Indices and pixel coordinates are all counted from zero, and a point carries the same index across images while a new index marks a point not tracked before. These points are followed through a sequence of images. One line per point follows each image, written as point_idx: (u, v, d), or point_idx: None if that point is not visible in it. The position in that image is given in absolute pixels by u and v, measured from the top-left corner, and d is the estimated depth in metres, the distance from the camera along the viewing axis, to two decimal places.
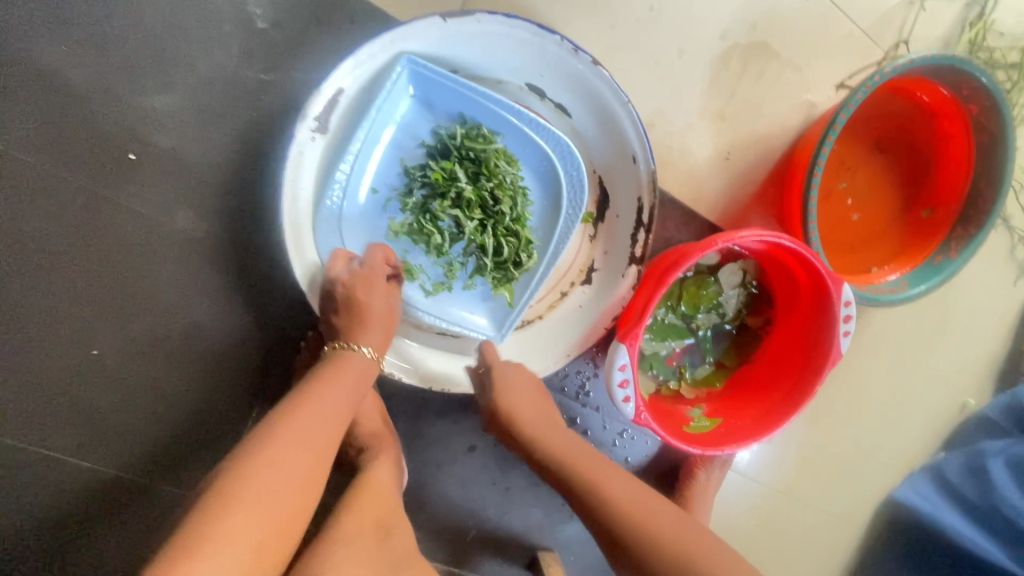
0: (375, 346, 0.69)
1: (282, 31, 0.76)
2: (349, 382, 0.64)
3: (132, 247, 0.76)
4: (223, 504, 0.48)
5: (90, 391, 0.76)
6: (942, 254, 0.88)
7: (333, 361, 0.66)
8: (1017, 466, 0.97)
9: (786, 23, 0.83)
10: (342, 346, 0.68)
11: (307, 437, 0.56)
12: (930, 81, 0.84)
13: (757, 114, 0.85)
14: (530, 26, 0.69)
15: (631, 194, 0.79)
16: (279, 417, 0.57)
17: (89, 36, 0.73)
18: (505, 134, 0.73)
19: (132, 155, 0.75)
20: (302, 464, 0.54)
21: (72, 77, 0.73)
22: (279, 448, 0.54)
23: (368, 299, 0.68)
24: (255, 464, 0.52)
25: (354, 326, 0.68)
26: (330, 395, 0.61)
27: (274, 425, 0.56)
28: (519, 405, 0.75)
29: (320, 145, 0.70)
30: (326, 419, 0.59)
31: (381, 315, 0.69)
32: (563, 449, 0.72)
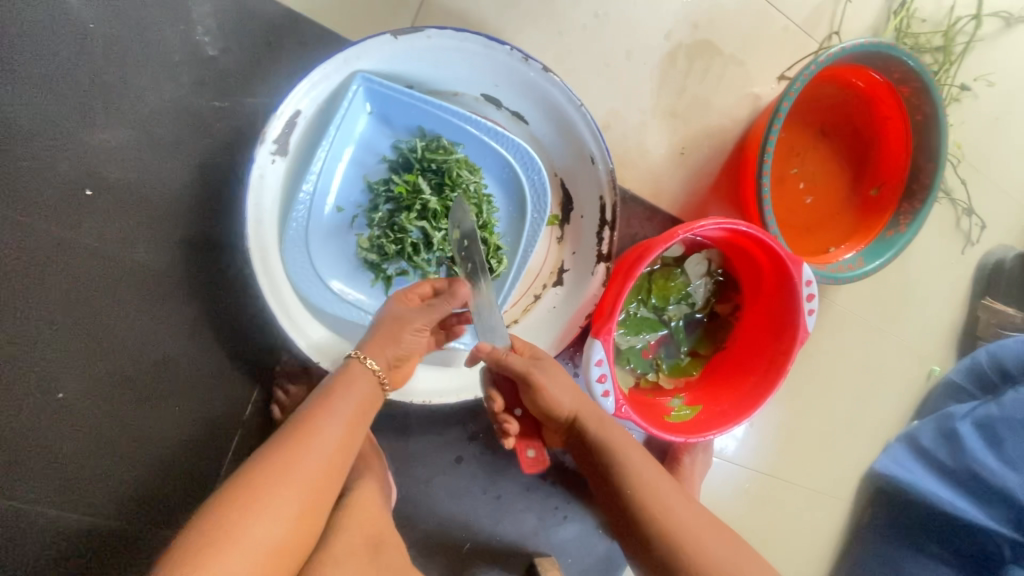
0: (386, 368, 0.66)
1: (234, 57, 0.76)
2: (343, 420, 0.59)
3: (95, 285, 0.75)
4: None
5: (57, 439, 0.73)
6: (892, 228, 0.93)
7: (343, 377, 0.63)
8: (983, 427, 1.05)
9: (726, 21, 0.87)
10: (356, 356, 0.65)
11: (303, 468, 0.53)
12: (866, 68, 0.89)
13: (707, 109, 0.88)
14: (480, 38, 0.71)
15: (593, 192, 0.81)
16: (258, 468, 0.52)
17: (29, 72, 0.71)
18: (465, 144, 0.76)
19: (88, 191, 0.74)
20: (297, 502, 0.52)
21: (18, 116, 0.72)
22: (258, 510, 0.49)
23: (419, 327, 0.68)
24: (232, 523, 0.48)
25: (384, 338, 0.66)
26: (320, 439, 0.56)
27: (253, 478, 0.51)
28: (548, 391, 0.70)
29: (281, 167, 0.69)
30: (315, 467, 0.54)
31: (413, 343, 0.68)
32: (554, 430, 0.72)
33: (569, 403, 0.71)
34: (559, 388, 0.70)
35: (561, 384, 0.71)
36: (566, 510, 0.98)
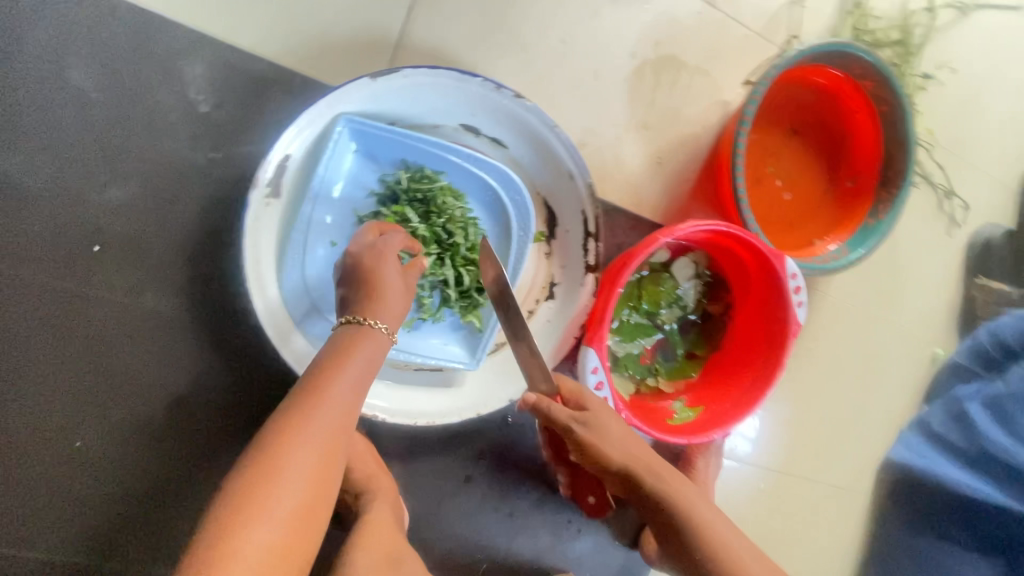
0: (389, 321, 0.67)
1: (225, 111, 0.79)
2: (346, 388, 0.61)
3: (105, 335, 0.78)
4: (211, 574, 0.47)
5: (82, 488, 0.76)
6: (872, 217, 0.95)
7: (347, 338, 0.64)
8: (992, 405, 1.06)
9: (688, 35, 0.91)
10: (355, 320, 0.66)
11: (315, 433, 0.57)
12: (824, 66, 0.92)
13: (678, 119, 0.92)
14: (452, 73, 0.75)
15: (574, 207, 0.85)
16: (274, 435, 0.56)
17: (37, 143, 0.77)
18: (448, 172, 0.80)
19: (97, 246, 0.78)
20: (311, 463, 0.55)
21: (33, 183, 0.77)
22: (280, 476, 0.53)
23: (384, 273, 0.67)
24: (256, 485, 0.52)
25: (373, 300, 0.66)
26: (325, 404, 0.58)
27: (270, 441, 0.55)
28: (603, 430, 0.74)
29: (276, 209, 0.73)
30: (325, 430, 0.57)
31: (397, 289, 0.68)
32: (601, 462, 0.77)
33: (618, 440, 0.74)
34: (609, 426, 0.74)
35: (611, 422, 0.75)
36: (580, 523, 0.98)
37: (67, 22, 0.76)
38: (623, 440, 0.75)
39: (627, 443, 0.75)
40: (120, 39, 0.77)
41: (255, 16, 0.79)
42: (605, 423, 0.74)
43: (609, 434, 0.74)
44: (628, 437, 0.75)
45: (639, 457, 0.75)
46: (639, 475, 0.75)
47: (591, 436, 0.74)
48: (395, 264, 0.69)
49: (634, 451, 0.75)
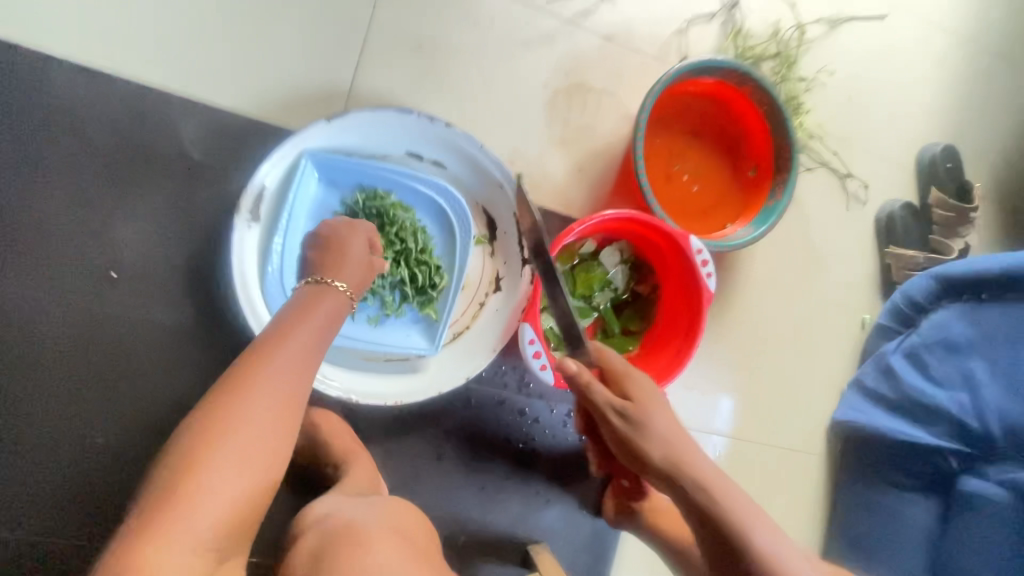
0: (347, 283, 0.79)
1: (211, 156, 0.92)
2: (297, 348, 0.68)
3: (124, 351, 0.89)
4: (170, 514, 0.54)
5: (107, 484, 0.88)
6: (772, 197, 1.09)
7: (305, 302, 0.74)
8: (911, 355, 1.14)
9: (592, 64, 1.10)
10: (318, 280, 0.78)
11: (269, 394, 0.63)
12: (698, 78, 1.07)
13: (591, 133, 1.10)
14: (392, 110, 0.92)
15: (508, 211, 1.01)
16: (223, 396, 0.61)
17: (47, 196, 0.87)
18: (397, 190, 0.97)
19: (114, 273, 0.89)
20: (266, 418, 0.62)
21: (50, 224, 0.87)
22: (234, 434, 0.59)
23: (349, 241, 0.83)
24: (208, 441, 0.58)
25: (335, 258, 0.81)
26: (273, 365, 0.65)
27: (220, 401, 0.61)
28: (652, 419, 0.86)
29: (256, 230, 0.89)
30: (274, 389, 0.63)
31: (358, 256, 0.82)
32: (642, 450, 0.87)
33: (664, 433, 0.86)
34: (657, 421, 0.86)
35: (659, 418, 0.86)
36: (547, 493, 1.09)
37: (59, 89, 0.87)
38: (669, 435, 0.86)
39: (672, 436, 0.86)
40: (110, 100, 0.89)
41: (226, 76, 0.93)
42: (650, 416, 0.86)
43: (653, 425, 0.85)
44: (673, 434, 0.87)
45: (682, 451, 0.86)
46: (680, 469, 0.85)
47: (639, 426, 0.85)
48: (363, 243, 0.84)
49: (679, 445, 0.87)
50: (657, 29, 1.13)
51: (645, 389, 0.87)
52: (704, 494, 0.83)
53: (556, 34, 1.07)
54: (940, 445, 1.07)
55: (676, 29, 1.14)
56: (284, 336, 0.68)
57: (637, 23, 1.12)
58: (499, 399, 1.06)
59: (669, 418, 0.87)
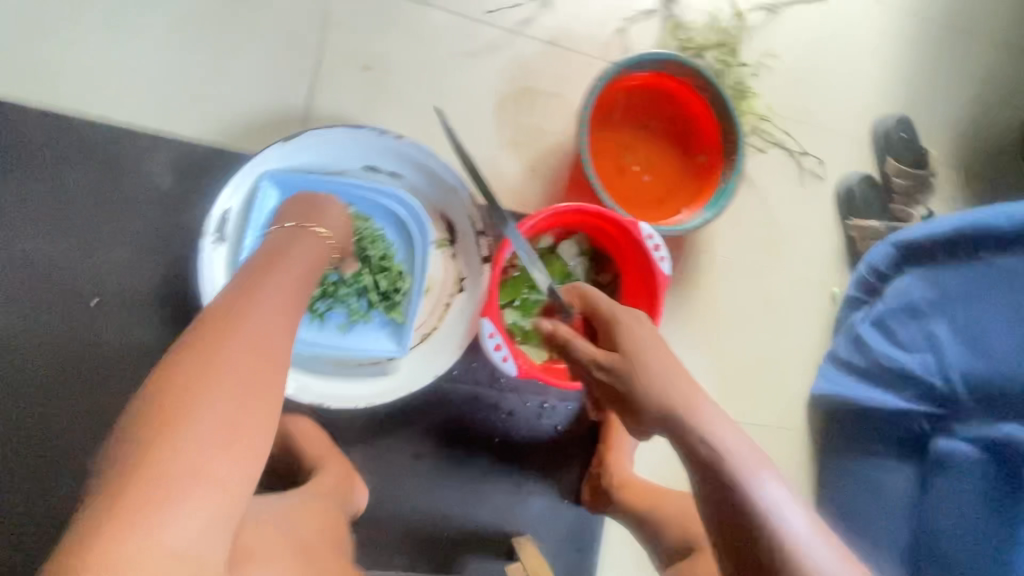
0: (331, 229, 0.85)
1: (177, 185, 0.98)
2: (279, 282, 0.68)
3: (109, 372, 0.95)
4: (180, 399, 0.53)
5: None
6: (722, 179, 1.13)
7: (292, 239, 0.79)
8: (877, 323, 1.15)
9: (537, 69, 1.15)
10: (300, 225, 0.82)
11: (273, 299, 0.65)
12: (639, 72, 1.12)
13: (542, 133, 1.14)
14: (343, 128, 0.98)
15: (464, 213, 1.05)
16: (224, 305, 0.62)
17: (28, 234, 0.94)
18: (356, 203, 1.02)
19: (95, 299, 0.95)
20: (272, 318, 0.63)
21: (32, 259, 0.93)
22: (241, 327, 0.60)
23: (328, 201, 0.90)
24: (217, 335, 0.58)
25: (314, 213, 0.86)
26: (271, 280, 0.68)
27: (220, 310, 0.62)
28: (642, 356, 0.79)
29: (224, 249, 0.95)
30: (275, 297, 0.65)
31: (337, 212, 0.89)
32: (632, 394, 0.79)
33: (654, 373, 0.78)
34: (647, 359, 0.79)
35: (649, 356, 0.79)
36: (528, 485, 1.12)
37: (32, 135, 0.94)
38: (661, 374, 0.78)
39: (665, 375, 0.78)
40: (80, 141, 0.95)
41: (187, 109, 0.99)
42: (641, 358, 0.79)
43: (643, 362, 0.79)
44: (665, 373, 0.78)
45: (677, 391, 0.77)
46: (676, 409, 0.76)
47: (630, 369, 0.79)
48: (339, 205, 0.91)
49: (673, 383, 0.77)
50: (596, 30, 1.18)
51: (637, 332, 0.82)
52: (705, 436, 0.74)
53: (499, 43, 1.13)
54: (913, 409, 1.07)
55: (616, 28, 1.19)
56: (267, 275, 0.68)
57: (577, 26, 1.17)
58: (473, 395, 1.10)
59: (662, 358, 0.79)
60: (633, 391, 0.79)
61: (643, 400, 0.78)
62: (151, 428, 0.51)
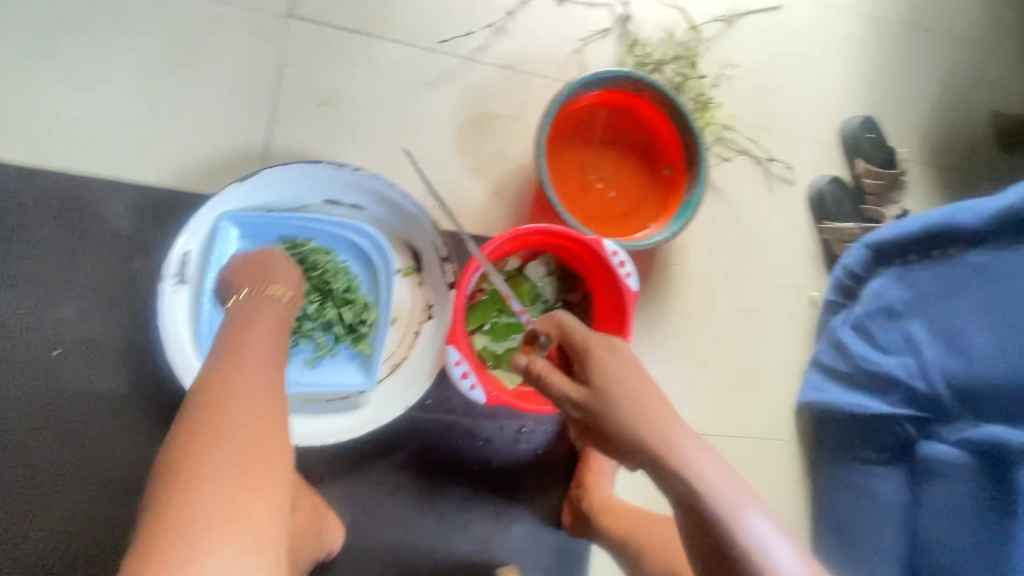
0: (284, 285, 0.83)
1: (138, 230, 0.98)
2: (263, 340, 0.71)
3: (74, 422, 0.94)
4: (193, 465, 0.54)
5: (77, 545, 0.93)
6: (687, 191, 1.12)
7: (252, 303, 0.79)
8: (857, 327, 1.13)
9: (496, 94, 1.16)
10: (252, 291, 0.82)
11: (258, 361, 0.67)
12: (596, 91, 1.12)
13: (504, 156, 1.15)
14: (300, 164, 0.98)
15: (428, 241, 1.05)
16: (213, 374, 0.64)
17: None
18: (318, 236, 1.02)
19: (58, 350, 0.95)
20: (262, 377, 0.65)
21: None
22: (237, 389, 0.62)
23: (275, 260, 0.89)
24: (216, 401, 0.60)
25: (259, 274, 0.85)
26: (248, 344, 0.70)
27: (211, 378, 0.63)
28: (617, 387, 0.75)
29: (185, 292, 0.95)
30: (259, 358, 0.68)
31: (288, 267, 0.88)
32: (609, 428, 0.74)
33: (630, 407, 0.73)
34: (622, 390, 0.74)
35: (625, 386, 0.74)
36: (510, 514, 1.09)
37: None
38: (636, 410, 0.73)
39: (640, 409, 0.73)
40: (42, 191, 0.96)
41: (148, 155, 1.00)
42: (615, 393, 0.74)
43: (618, 394, 0.74)
44: (642, 404, 0.73)
45: (652, 425, 0.72)
46: (652, 447, 0.70)
47: (603, 405, 0.74)
48: (288, 261, 0.90)
49: (648, 419, 0.72)
50: (553, 52, 1.20)
51: (611, 364, 0.77)
52: (683, 477, 0.68)
53: (456, 70, 1.14)
54: (899, 414, 1.04)
55: (572, 49, 1.21)
56: (244, 340, 0.70)
57: (533, 49, 1.19)
58: (447, 424, 1.08)
59: (639, 388, 0.74)
60: (610, 424, 0.74)
61: (621, 433, 0.73)
62: (168, 496, 0.53)
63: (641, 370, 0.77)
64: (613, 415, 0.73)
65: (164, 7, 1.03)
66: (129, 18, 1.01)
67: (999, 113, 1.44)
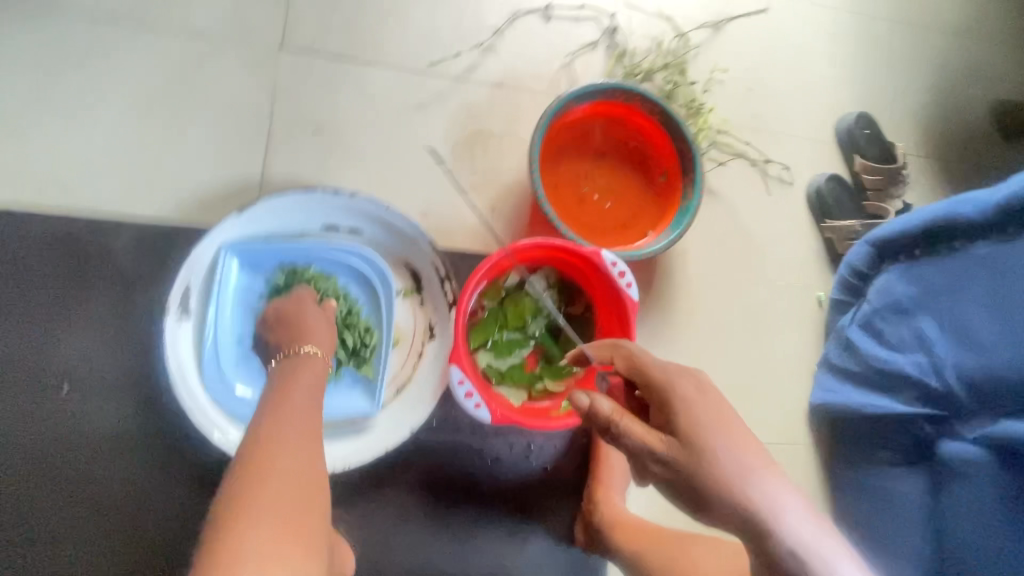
0: (318, 344, 0.85)
1: (140, 266, 1.00)
2: (305, 395, 0.75)
3: (81, 459, 0.94)
4: (245, 515, 0.55)
5: None
6: (684, 197, 1.12)
7: (291, 362, 0.82)
8: (865, 326, 1.12)
9: (487, 111, 1.17)
10: (291, 353, 0.83)
11: (301, 418, 0.70)
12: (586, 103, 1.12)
13: (498, 173, 1.15)
14: (296, 192, 0.99)
15: (427, 261, 1.05)
16: (259, 431, 0.66)
17: None
18: (316, 263, 1.03)
19: (64, 388, 0.96)
20: (305, 433, 0.67)
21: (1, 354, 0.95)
22: (283, 442, 0.64)
23: (305, 312, 0.91)
24: (264, 453, 0.62)
25: (296, 334, 0.87)
26: (290, 402, 0.72)
27: (259, 434, 0.65)
28: (709, 438, 0.72)
29: (188, 324, 0.95)
30: (302, 415, 0.70)
31: (318, 320, 0.90)
32: (699, 482, 0.71)
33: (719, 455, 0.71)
34: (713, 442, 0.72)
35: (715, 438, 0.72)
36: (522, 532, 1.07)
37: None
38: (729, 460, 0.71)
39: (730, 460, 0.71)
40: (45, 232, 0.98)
41: (148, 192, 1.02)
42: (703, 438, 0.72)
43: (711, 447, 0.72)
44: (734, 459, 0.71)
45: (751, 485, 0.70)
46: (751, 508, 0.69)
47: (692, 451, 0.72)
48: (315, 309, 0.92)
49: (746, 476, 0.70)
50: (542, 67, 1.21)
51: (699, 406, 0.74)
52: (782, 530, 0.67)
53: (447, 91, 1.15)
54: (914, 412, 1.02)
55: (561, 64, 1.22)
56: (287, 398, 0.73)
57: (523, 66, 1.20)
58: (455, 444, 1.07)
59: (730, 440, 0.72)
60: (700, 480, 0.71)
61: (714, 489, 0.70)
62: (220, 548, 0.52)
63: (731, 416, 0.75)
64: (705, 468, 0.71)
65: (159, 46, 1.05)
66: (125, 59, 1.04)
67: (998, 102, 1.43)
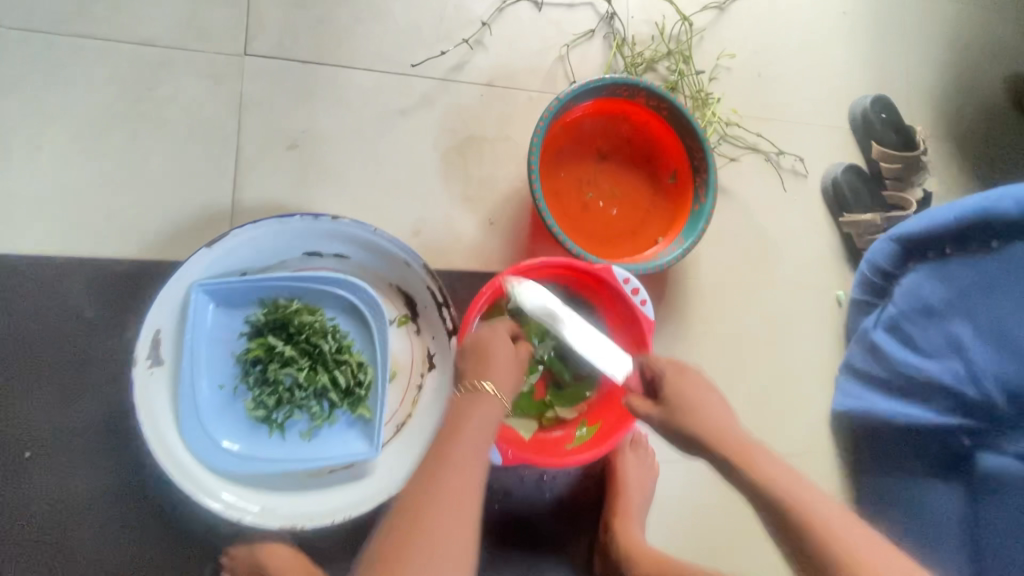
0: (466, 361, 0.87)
1: (103, 311, 0.90)
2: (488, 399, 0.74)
3: (52, 529, 0.86)
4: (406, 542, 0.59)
5: None
6: (697, 200, 1.03)
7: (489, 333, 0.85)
8: (891, 329, 1.05)
9: (479, 114, 1.06)
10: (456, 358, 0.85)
11: (472, 432, 0.71)
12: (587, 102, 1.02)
13: (494, 182, 1.05)
14: (272, 220, 0.89)
15: (422, 287, 0.96)
16: (437, 445, 0.70)
17: None
18: (301, 295, 0.92)
19: (27, 453, 0.86)
20: (467, 455, 0.68)
21: None
22: (440, 470, 0.66)
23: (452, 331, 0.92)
24: (425, 482, 0.65)
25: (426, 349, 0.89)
26: (471, 409, 0.74)
27: (433, 454, 0.69)
28: (691, 403, 0.80)
29: (161, 373, 0.86)
30: (475, 428, 0.71)
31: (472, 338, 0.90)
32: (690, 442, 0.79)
33: (703, 425, 0.78)
34: (694, 407, 0.79)
35: (697, 405, 0.80)
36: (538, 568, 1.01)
37: None
38: (712, 426, 0.77)
39: (719, 430, 0.77)
40: None
41: (106, 226, 0.91)
42: (691, 412, 0.79)
43: (691, 412, 0.79)
44: (716, 423, 0.78)
45: (730, 445, 0.75)
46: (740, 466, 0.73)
47: (678, 425, 0.79)
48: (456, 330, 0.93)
49: (726, 437, 0.76)
50: (535, 61, 1.10)
51: (683, 386, 0.82)
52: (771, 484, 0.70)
53: (433, 93, 1.04)
54: (952, 424, 0.95)
55: (556, 56, 1.11)
56: (475, 397, 0.75)
57: (515, 61, 1.09)
58: None
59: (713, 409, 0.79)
60: (687, 438, 0.79)
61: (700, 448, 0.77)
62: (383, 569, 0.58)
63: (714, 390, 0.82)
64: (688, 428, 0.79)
65: (106, 59, 0.93)
66: (68, 77, 0.92)
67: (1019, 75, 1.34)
